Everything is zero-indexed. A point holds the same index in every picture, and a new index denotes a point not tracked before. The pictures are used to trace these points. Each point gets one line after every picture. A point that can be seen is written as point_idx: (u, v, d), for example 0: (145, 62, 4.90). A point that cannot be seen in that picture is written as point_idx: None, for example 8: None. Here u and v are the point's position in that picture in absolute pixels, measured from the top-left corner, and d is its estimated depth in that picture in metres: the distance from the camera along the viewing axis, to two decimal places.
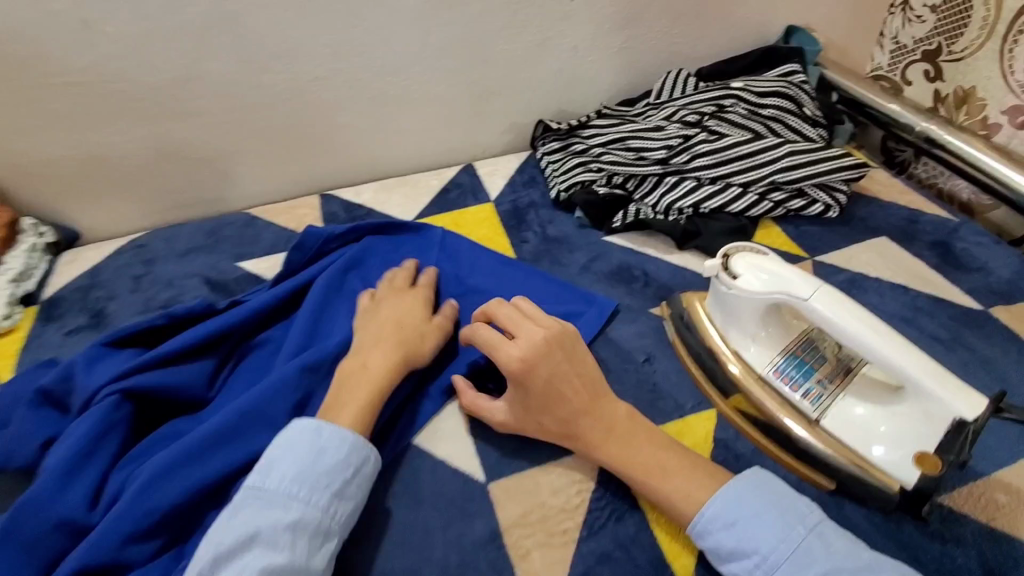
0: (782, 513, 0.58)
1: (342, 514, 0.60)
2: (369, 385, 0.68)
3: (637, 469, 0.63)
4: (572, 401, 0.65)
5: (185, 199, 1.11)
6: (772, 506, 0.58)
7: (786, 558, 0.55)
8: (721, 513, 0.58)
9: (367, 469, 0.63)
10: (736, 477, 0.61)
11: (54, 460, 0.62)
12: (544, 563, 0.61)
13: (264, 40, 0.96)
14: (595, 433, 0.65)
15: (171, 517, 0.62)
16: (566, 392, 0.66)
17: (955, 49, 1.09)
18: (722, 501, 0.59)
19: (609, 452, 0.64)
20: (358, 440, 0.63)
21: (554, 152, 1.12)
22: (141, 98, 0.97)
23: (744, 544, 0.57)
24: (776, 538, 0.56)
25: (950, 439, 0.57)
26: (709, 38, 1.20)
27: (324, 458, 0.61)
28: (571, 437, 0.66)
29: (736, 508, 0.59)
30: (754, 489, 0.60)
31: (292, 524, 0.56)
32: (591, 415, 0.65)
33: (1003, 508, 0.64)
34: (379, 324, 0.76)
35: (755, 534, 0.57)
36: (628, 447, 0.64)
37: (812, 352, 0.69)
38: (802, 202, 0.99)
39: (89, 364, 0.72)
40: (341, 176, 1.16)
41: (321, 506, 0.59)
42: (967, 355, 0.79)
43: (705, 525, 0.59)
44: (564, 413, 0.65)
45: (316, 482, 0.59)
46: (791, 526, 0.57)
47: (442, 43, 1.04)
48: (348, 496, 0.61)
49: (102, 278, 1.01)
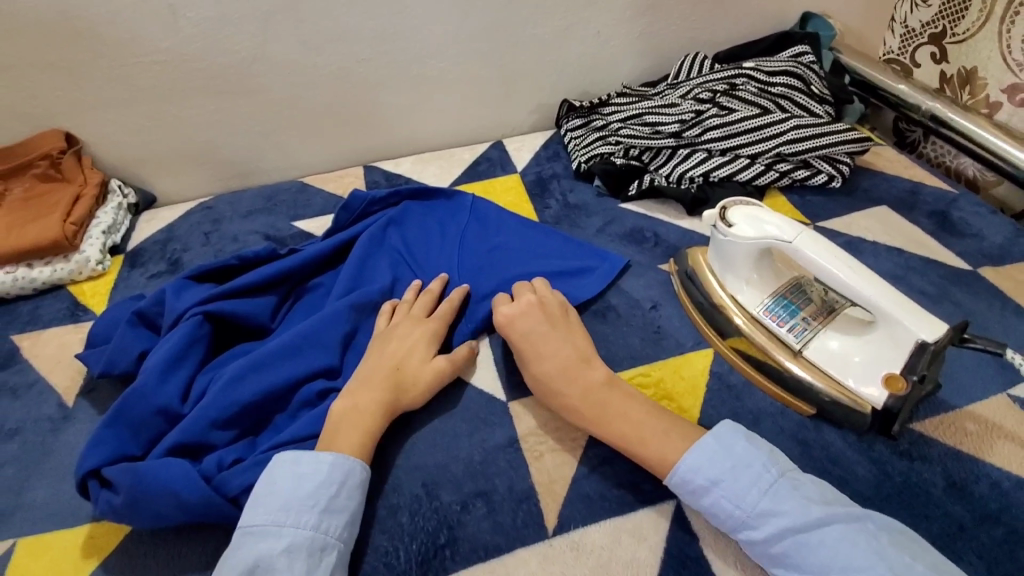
0: (735, 477, 0.62)
1: (337, 524, 0.62)
2: (359, 428, 0.69)
3: (615, 435, 0.68)
4: (546, 362, 0.74)
5: (244, 169, 1.23)
6: (726, 469, 0.62)
7: (747, 518, 0.60)
8: (682, 476, 0.63)
9: (354, 481, 0.65)
10: (705, 438, 0.65)
11: (153, 362, 0.76)
12: (555, 463, 0.72)
13: (321, 24, 1.08)
14: (571, 398, 0.71)
15: (244, 414, 0.74)
16: (544, 351, 0.75)
17: (957, 31, 1.15)
18: (681, 467, 0.64)
19: (586, 416, 0.70)
20: (336, 457, 0.65)
21: (576, 128, 1.22)
22: (213, 76, 1.09)
23: (710, 508, 0.62)
24: (735, 503, 0.61)
25: (915, 360, 0.65)
26: (726, 23, 1.27)
27: (306, 483, 0.63)
28: (552, 399, 0.73)
29: (705, 471, 0.63)
30: (710, 455, 0.63)
31: (286, 549, 0.59)
32: (567, 378, 0.72)
33: (971, 435, 0.72)
34: (380, 361, 0.76)
35: (717, 497, 0.62)
36: (604, 413, 0.69)
37: (800, 294, 0.78)
38: (807, 172, 1.07)
39: (176, 292, 0.86)
40: (382, 149, 1.28)
41: (310, 524, 0.61)
42: (952, 308, 0.86)
43: (680, 485, 0.64)
44: (539, 370, 0.74)
45: (300, 503, 0.62)
46: (747, 488, 0.61)
47: (477, 27, 1.15)
48: (339, 506, 0.63)
49: (177, 234, 1.15)
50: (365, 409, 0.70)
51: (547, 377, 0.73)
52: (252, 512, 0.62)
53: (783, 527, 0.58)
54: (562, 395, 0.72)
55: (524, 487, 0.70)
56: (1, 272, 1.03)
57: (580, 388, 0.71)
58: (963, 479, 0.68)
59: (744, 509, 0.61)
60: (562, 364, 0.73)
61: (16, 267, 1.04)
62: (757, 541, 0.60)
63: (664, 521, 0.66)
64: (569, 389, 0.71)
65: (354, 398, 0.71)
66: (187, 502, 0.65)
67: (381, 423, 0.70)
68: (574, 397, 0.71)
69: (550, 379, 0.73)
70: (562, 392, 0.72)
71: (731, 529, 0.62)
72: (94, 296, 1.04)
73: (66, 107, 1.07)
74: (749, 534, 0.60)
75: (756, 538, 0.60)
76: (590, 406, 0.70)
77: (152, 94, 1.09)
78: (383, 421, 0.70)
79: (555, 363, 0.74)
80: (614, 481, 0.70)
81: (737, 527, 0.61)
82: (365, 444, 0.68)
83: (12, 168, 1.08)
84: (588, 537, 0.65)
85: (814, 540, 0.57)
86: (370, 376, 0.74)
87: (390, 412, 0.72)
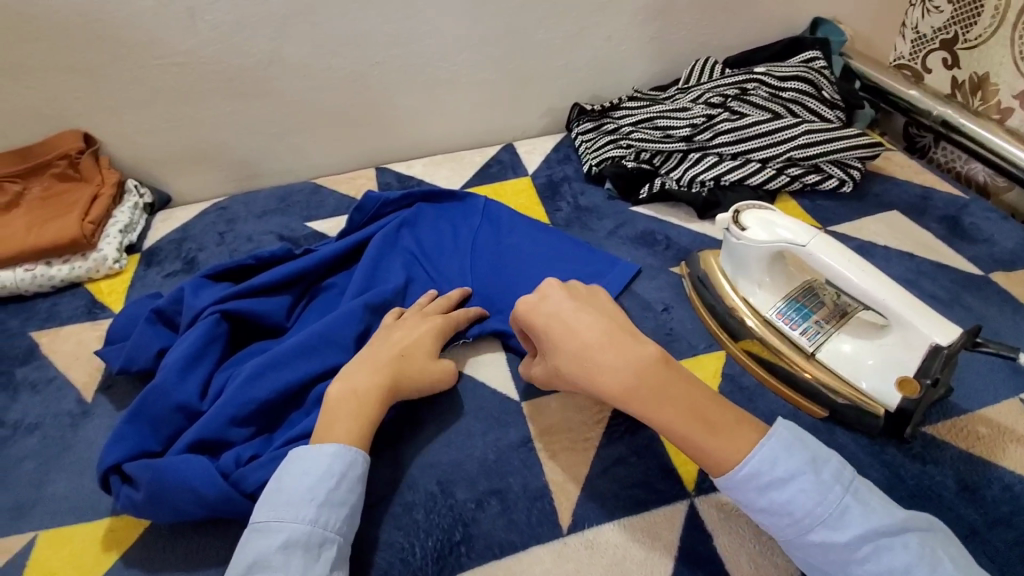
0: (818, 476, 0.58)
1: (336, 518, 0.62)
2: (356, 416, 0.69)
3: (676, 422, 0.62)
4: (588, 342, 0.68)
5: (259, 171, 1.25)
6: (810, 466, 0.58)
7: (826, 519, 0.57)
8: (761, 471, 0.59)
9: (354, 473, 0.65)
10: (775, 432, 0.60)
11: (172, 359, 0.77)
12: (568, 462, 0.72)
13: (337, 29, 1.09)
14: (622, 379, 0.65)
15: (261, 411, 0.75)
16: (587, 331, 0.69)
17: (970, 37, 1.16)
18: (762, 462, 0.59)
19: (640, 399, 0.64)
20: (337, 450, 0.65)
21: (587, 132, 1.23)
22: (229, 79, 1.11)
23: (780, 505, 0.58)
24: (813, 501, 0.57)
25: (928, 363, 0.65)
26: (737, 29, 1.28)
27: (306, 477, 0.63)
28: (597, 384, 0.66)
29: (779, 468, 0.58)
30: (792, 451, 0.59)
31: (284, 544, 0.58)
32: (615, 357, 0.66)
33: (983, 438, 0.72)
34: (385, 346, 0.76)
35: (797, 494, 0.58)
36: (662, 396, 0.63)
37: (812, 297, 0.78)
38: (817, 177, 1.07)
39: (194, 291, 0.88)
40: (394, 152, 1.30)
41: (308, 518, 0.60)
42: (963, 312, 0.87)
43: (747, 482, 0.59)
44: (580, 346, 0.68)
45: (299, 497, 0.61)
46: (829, 487, 0.58)
47: (490, 32, 1.16)
48: (339, 499, 0.63)
49: (192, 233, 1.17)
50: (360, 393, 0.70)
51: (593, 358, 0.67)
52: (257, 508, 0.62)
53: (863, 531, 0.56)
54: (612, 376, 0.65)
55: (538, 486, 0.70)
56: (21, 270, 1.04)
57: (633, 367, 0.65)
58: (975, 482, 0.69)
59: (823, 509, 0.57)
60: (607, 344, 0.67)
61: (35, 265, 1.05)
62: (827, 542, 0.57)
63: (677, 521, 0.67)
64: (621, 369, 0.65)
65: (350, 382, 0.71)
66: (206, 497, 0.66)
67: (377, 412, 0.70)
68: (626, 377, 0.64)
69: (595, 359, 0.66)
70: (610, 373, 0.65)
71: (797, 528, 0.58)
72: (111, 295, 1.06)
73: (85, 108, 1.09)
74: (819, 534, 0.57)
75: (828, 539, 0.56)
76: (646, 386, 0.64)
77: (169, 95, 1.10)
78: (378, 409, 0.70)
79: (599, 344, 0.67)
80: (627, 481, 0.70)
81: (807, 527, 0.57)
82: (359, 428, 0.68)
83: (31, 167, 1.09)
84: (602, 535, 0.66)
85: (895, 544, 0.55)
86: (372, 360, 0.74)
87: (386, 398, 0.71)
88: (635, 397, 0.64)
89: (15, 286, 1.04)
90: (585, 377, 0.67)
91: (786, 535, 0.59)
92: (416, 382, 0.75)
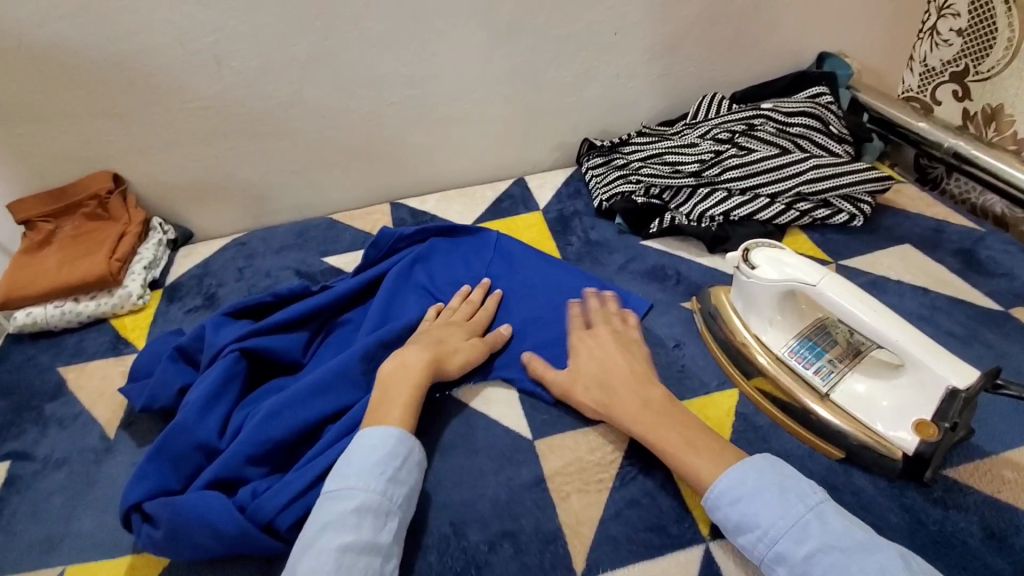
0: (783, 492, 0.62)
1: (399, 493, 0.67)
2: (408, 383, 0.76)
3: (670, 445, 0.69)
4: (612, 375, 0.77)
5: (278, 207, 1.29)
6: (778, 482, 0.63)
7: (791, 532, 0.60)
8: (730, 485, 0.64)
9: (414, 458, 0.70)
10: (744, 458, 0.66)
11: (193, 397, 0.79)
12: (581, 504, 0.72)
13: (354, 73, 1.14)
14: (631, 408, 0.73)
15: (276, 450, 0.76)
16: (612, 365, 0.78)
17: (981, 69, 1.16)
18: (732, 478, 0.64)
19: (643, 427, 0.71)
20: (401, 433, 0.70)
21: (597, 167, 1.25)
22: (251, 121, 1.15)
23: (749, 519, 0.62)
24: (775, 517, 0.61)
25: (947, 406, 0.65)
26: (744, 64, 1.30)
27: (374, 453, 0.68)
28: (609, 408, 0.75)
29: (742, 486, 0.64)
30: (760, 471, 0.64)
31: (356, 508, 0.63)
32: (630, 390, 0.75)
33: (1009, 482, 0.71)
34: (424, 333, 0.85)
35: (763, 507, 0.62)
36: (662, 426, 0.71)
37: (825, 336, 0.78)
38: (827, 212, 1.08)
39: (215, 328, 0.90)
40: (408, 187, 1.33)
41: (378, 489, 0.65)
42: (982, 349, 0.86)
43: (716, 500, 0.64)
44: (601, 378, 0.77)
45: (369, 470, 0.66)
46: (797, 501, 0.62)
47: (501, 73, 1.20)
48: (402, 478, 0.68)
49: (213, 268, 1.20)
50: (411, 366, 0.78)
51: (614, 387, 0.76)
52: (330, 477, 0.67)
53: (819, 545, 0.59)
54: (619, 402, 0.75)
55: (550, 528, 0.70)
56: (50, 306, 1.08)
57: (635, 397, 0.74)
58: (1002, 529, 0.67)
59: (788, 523, 0.61)
60: (621, 375, 0.77)
61: (64, 301, 1.09)
62: (790, 557, 0.59)
63: (691, 566, 0.66)
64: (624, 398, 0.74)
65: (402, 357, 0.79)
66: (225, 532, 0.67)
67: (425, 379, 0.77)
68: (628, 403, 0.74)
69: (612, 388, 0.76)
70: (618, 398, 0.75)
71: (766, 544, 0.61)
72: (135, 329, 1.09)
73: (116, 151, 1.14)
74: (785, 547, 0.60)
75: (793, 553, 0.59)
76: (644, 412, 0.72)
77: (195, 136, 1.15)
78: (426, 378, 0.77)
79: (617, 373, 0.77)
80: (640, 524, 0.70)
81: (773, 541, 0.60)
82: (411, 398, 0.75)
83: (65, 206, 1.15)
84: None
85: (855, 567, 0.56)
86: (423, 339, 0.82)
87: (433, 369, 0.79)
88: (636, 419, 0.72)
89: (44, 322, 1.08)
90: (595, 399, 0.77)
91: (758, 555, 0.61)
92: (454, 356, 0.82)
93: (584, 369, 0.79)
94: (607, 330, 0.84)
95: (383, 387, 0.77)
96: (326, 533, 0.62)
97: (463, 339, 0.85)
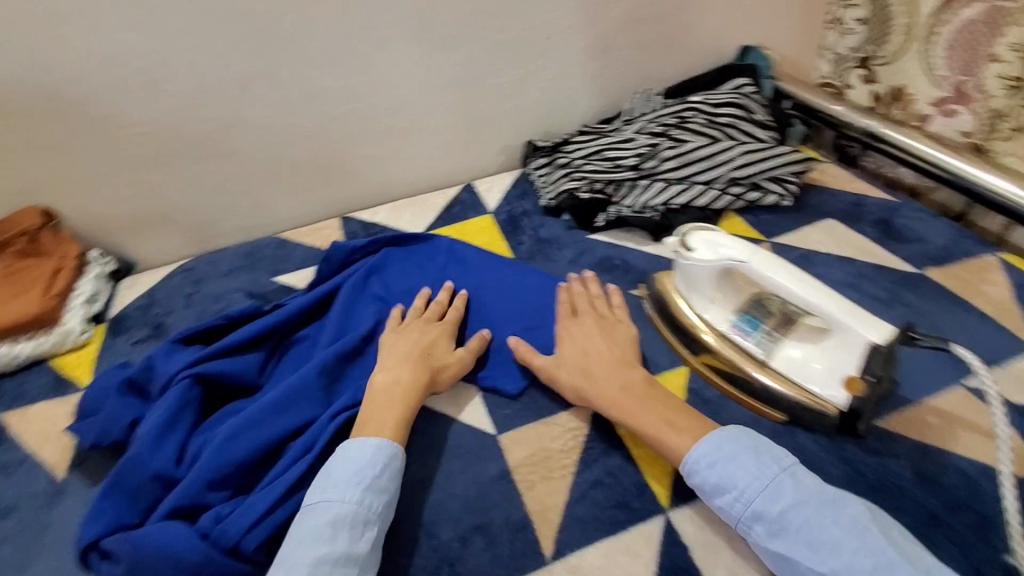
0: (759, 453, 0.66)
1: (379, 502, 0.67)
2: (399, 403, 0.76)
3: (649, 427, 0.72)
4: (593, 362, 0.80)
5: (224, 230, 1.26)
6: (752, 445, 0.67)
7: (766, 491, 0.64)
8: (707, 452, 0.67)
9: (396, 464, 0.70)
10: (721, 427, 0.70)
11: (146, 428, 0.77)
12: (547, 491, 0.74)
13: (292, 89, 1.13)
14: (611, 394, 0.76)
15: (238, 472, 0.75)
16: (593, 352, 0.81)
17: (884, 54, 1.26)
18: (710, 446, 0.68)
19: (623, 411, 0.74)
20: (382, 442, 0.71)
21: (542, 167, 1.28)
22: (188, 144, 1.13)
23: (726, 481, 0.65)
24: (753, 477, 0.65)
25: (871, 361, 0.70)
26: (672, 61, 1.37)
27: (354, 463, 0.68)
28: (590, 392, 0.78)
29: (721, 450, 0.67)
30: (738, 436, 0.68)
31: (332, 520, 0.64)
32: (609, 374, 0.78)
33: (933, 427, 0.77)
34: (406, 344, 0.84)
35: (740, 470, 0.65)
36: (641, 408, 0.73)
37: (760, 309, 0.82)
38: (758, 194, 1.15)
39: (165, 356, 0.88)
40: (357, 200, 1.33)
41: (354, 498, 0.66)
42: (903, 309, 0.93)
43: (693, 467, 0.68)
44: (582, 365, 0.80)
45: (347, 480, 0.67)
46: (772, 463, 0.65)
47: (440, 82, 1.22)
48: (382, 486, 0.68)
49: (159, 296, 1.17)
50: (404, 382, 0.78)
51: (593, 374, 0.79)
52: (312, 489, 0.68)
53: (795, 500, 0.62)
54: (599, 384, 0.77)
55: (519, 517, 0.72)
56: None
57: (615, 381, 0.77)
58: (931, 470, 0.73)
59: (763, 485, 0.64)
60: (604, 359, 0.80)
61: None
62: (767, 514, 0.63)
63: (655, 537, 0.69)
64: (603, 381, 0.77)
65: (393, 374, 0.79)
66: (186, 561, 0.66)
67: (415, 401, 0.77)
68: (607, 386, 0.77)
69: (591, 374, 0.79)
70: (598, 385, 0.78)
71: (743, 503, 0.64)
72: (78, 365, 1.05)
73: (44, 184, 1.09)
74: (759, 506, 0.63)
75: (768, 510, 0.63)
76: (623, 393, 0.75)
77: (129, 164, 1.12)
78: (416, 402, 0.77)
79: (600, 357, 0.80)
80: (605, 503, 0.73)
81: (750, 500, 0.64)
82: (402, 418, 0.75)
83: None
84: (584, 559, 0.68)
85: (829, 518, 0.61)
86: (404, 354, 0.81)
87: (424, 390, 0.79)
88: (613, 399, 0.75)
89: None
90: (575, 382, 0.79)
91: (733, 515, 0.65)
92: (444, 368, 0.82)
93: (569, 354, 0.82)
94: (590, 317, 0.87)
95: (370, 405, 0.76)
96: (302, 545, 0.62)
97: (448, 350, 0.85)
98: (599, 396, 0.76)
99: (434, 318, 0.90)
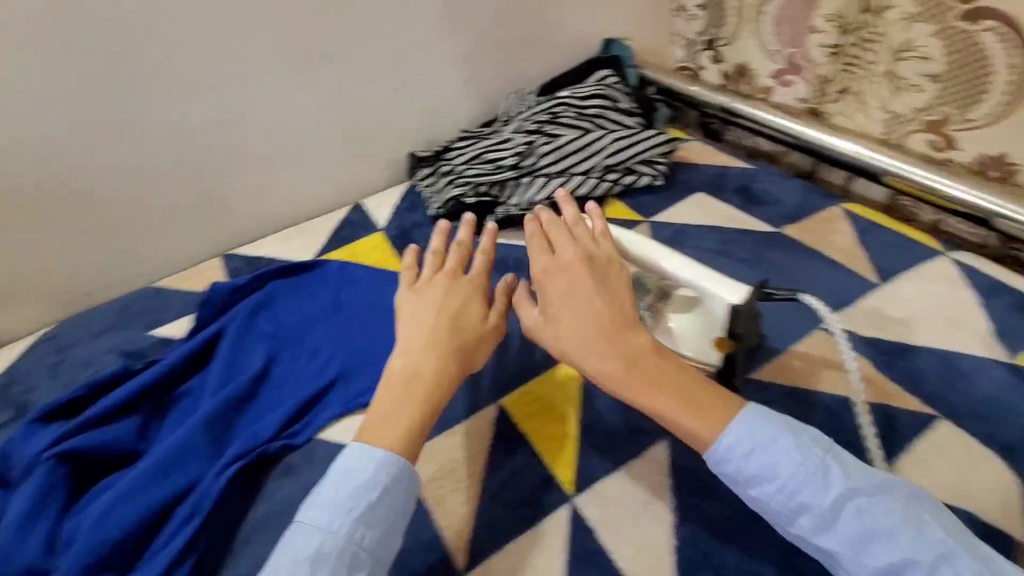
0: (800, 441, 0.61)
1: (369, 536, 0.61)
2: (415, 400, 0.68)
3: (661, 407, 0.64)
4: (589, 326, 0.69)
5: (87, 288, 1.14)
6: (794, 446, 0.61)
7: (817, 502, 0.58)
8: (737, 443, 0.62)
9: (402, 484, 0.63)
10: (747, 406, 0.64)
11: (10, 519, 0.70)
12: (456, 502, 0.73)
13: (139, 127, 1.05)
14: (614, 369, 0.67)
15: (121, 548, 0.69)
16: (590, 308, 0.70)
17: (725, 36, 1.37)
18: (742, 451, 0.61)
19: (630, 388, 0.66)
20: (387, 456, 0.63)
21: (427, 177, 1.27)
22: (25, 199, 1.02)
23: (766, 470, 0.61)
24: (794, 467, 0.60)
25: (732, 320, 0.75)
26: (540, 59, 1.40)
27: (354, 480, 0.62)
28: (583, 363, 0.69)
29: (755, 438, 0.62)
30: (774, 436, 0.61)
31: (313, 555, 0.58)
32: (608, 338, 0.68)
33: (799, 371, 0.84)
34: (435, 312, 0.75)
35: (783, 478, 0.60)
36: (653, 386, 0.65)
37: (638, 287, 0.88)
38: (633, 177, 1.20)
39: (26, 438, 0.80)
40: (237, 235, 1.23)
41: (343, 530, 0.59)
42: (767, 268, 1.01)
43: (723, 454, 0.62)
44: (573, 335, 0.70)
45: (340, 504, 0.60)
46: (818, 463, 0.60)
47: (306, 103, 1.17)
48: (377, 516, 0.61)
49: (18, 372, 1.04)
50: (427, 374, 0.69)
51: (591, 343, 0.68)
52: (309, 506, 0.62)
53: (845, 490, 0.58)
54: (605, 360, 0.67)
55: (430, 535, 0.71)
56: None
57: (621, 355, 0.67)
58: (801, 411, 0.80)
59: (809, 491, 0.59)
60: (605, 326, 0.68)
61: None
62: (814, 506, 0.59)
63: (564, 525, 0.71)
64: (611, 356, 0.67)
65: (413, 363, 0.70)
66: None
67: (442, 397, 0.70)
68: (614, 360, 0.67)
69: (585, 342, 0.68)
70: (596, 353, 0.68)
71: (785, 507, 0.60)
72: None
73: None
74: (807, 513, 0.59)
75: (819, 517, 0.58)
76: (632, 368, 0.66)
77: None
78: (443, 395, 0.69)
79: (601, 323, 0.69)
80: (514, 503, 0.73)
81: (794, 492, 0.59)
82: (422, 420, 0.67)
83: None
84: (498, 563, 0.68)
85: (880, 509, 0.58)
86: (431, 336, 0.72)
87: (453, 381, 0.71)
88: (621, 377, 0.66)
89: None
90: (579, 358, 0.69)
91: (775, 516, 0.61)
92: (476, 343, 0.75)
93: (562, 322, 0.71)
94: (578, 261, 0.75)
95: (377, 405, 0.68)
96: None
97: (481, 318, 0.76)
98: (606, 374, 0.67)
99: (458, 270, 0.81)
